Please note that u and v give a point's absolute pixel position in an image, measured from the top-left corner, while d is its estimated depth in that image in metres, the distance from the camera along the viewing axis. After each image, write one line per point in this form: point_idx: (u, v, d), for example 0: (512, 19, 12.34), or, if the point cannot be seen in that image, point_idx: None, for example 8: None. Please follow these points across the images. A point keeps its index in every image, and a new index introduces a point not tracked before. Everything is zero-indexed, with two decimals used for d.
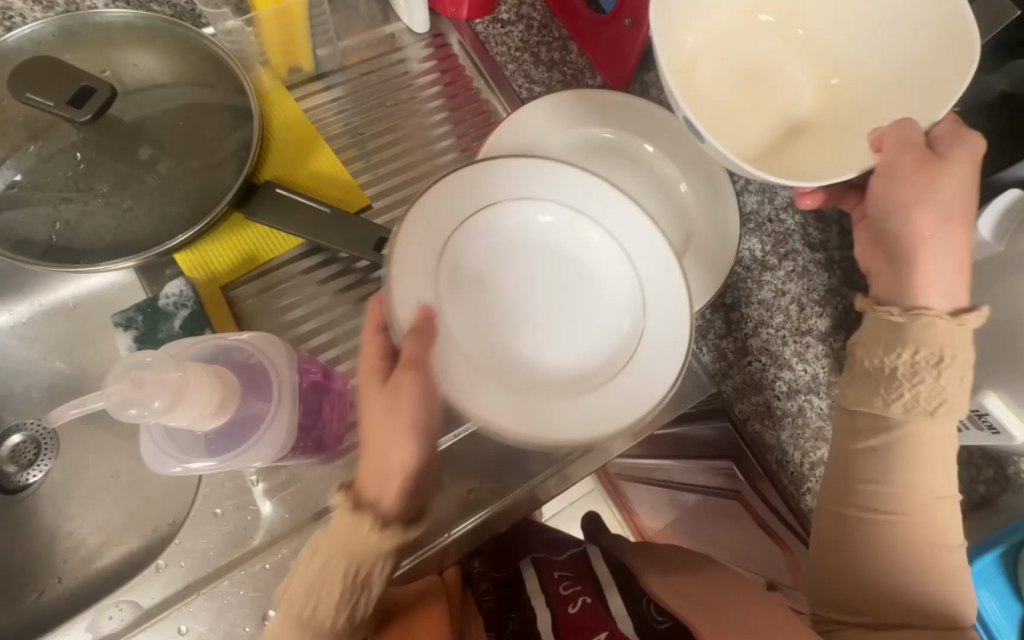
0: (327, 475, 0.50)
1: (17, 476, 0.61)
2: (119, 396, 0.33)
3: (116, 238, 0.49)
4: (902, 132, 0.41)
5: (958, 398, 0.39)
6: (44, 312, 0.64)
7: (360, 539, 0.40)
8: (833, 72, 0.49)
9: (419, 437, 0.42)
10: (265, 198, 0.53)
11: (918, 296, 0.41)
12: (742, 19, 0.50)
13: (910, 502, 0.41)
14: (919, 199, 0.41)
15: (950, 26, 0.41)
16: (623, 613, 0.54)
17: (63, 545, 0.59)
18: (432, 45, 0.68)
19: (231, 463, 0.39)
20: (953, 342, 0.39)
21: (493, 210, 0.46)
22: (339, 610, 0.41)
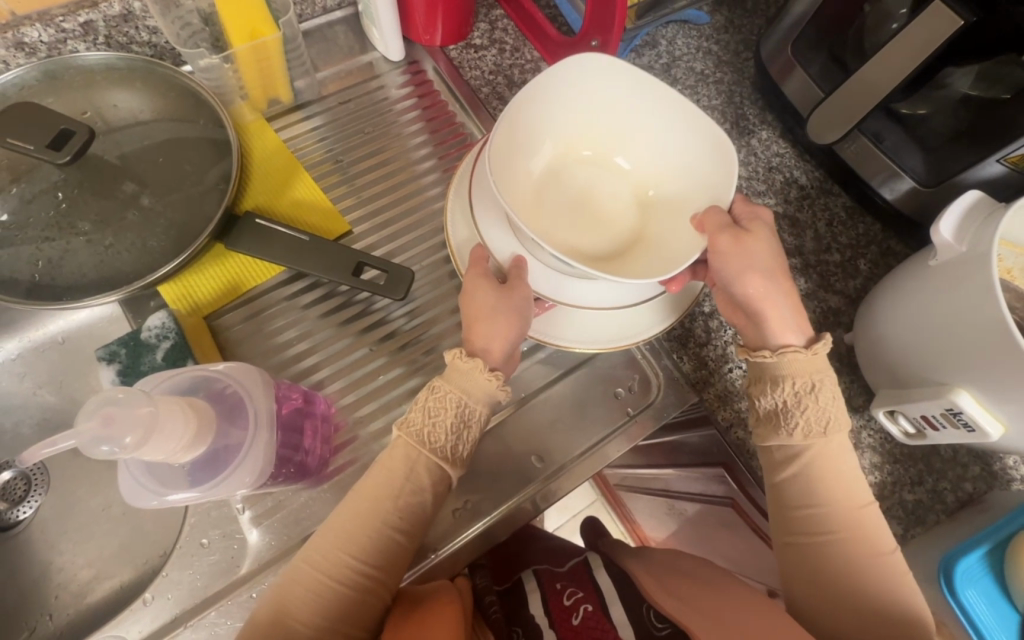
0: (313, 499, 0.50)
1: (7, 514, 0.61)
2: (90, 434, 0.33)
3: (99, 274, 0.50)
4: (717, 216, 0.49)
5: (838, 415, 0.46)
6: (33, 349, 0.65)
7: (473, 375, 0.46)
8: (647, 186, 0.55)
9: (521, 318, 0.49)
10: (245, 229, 0.54)
11: (775, 338, 0.48)
12: (563, 156, 0.55)
13: (839, 519, 0.44)
14: (754, 265, 0.49)
15: (713, 146, 0.50)
16: (623, 619, 0.49)
17: (54, 581, 0.59)
18: (408, 72, 0.70)
19: (210, 493, 0.39)
20: (814, 368, 0.47)
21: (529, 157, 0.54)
22: (450, 434, 0.46)
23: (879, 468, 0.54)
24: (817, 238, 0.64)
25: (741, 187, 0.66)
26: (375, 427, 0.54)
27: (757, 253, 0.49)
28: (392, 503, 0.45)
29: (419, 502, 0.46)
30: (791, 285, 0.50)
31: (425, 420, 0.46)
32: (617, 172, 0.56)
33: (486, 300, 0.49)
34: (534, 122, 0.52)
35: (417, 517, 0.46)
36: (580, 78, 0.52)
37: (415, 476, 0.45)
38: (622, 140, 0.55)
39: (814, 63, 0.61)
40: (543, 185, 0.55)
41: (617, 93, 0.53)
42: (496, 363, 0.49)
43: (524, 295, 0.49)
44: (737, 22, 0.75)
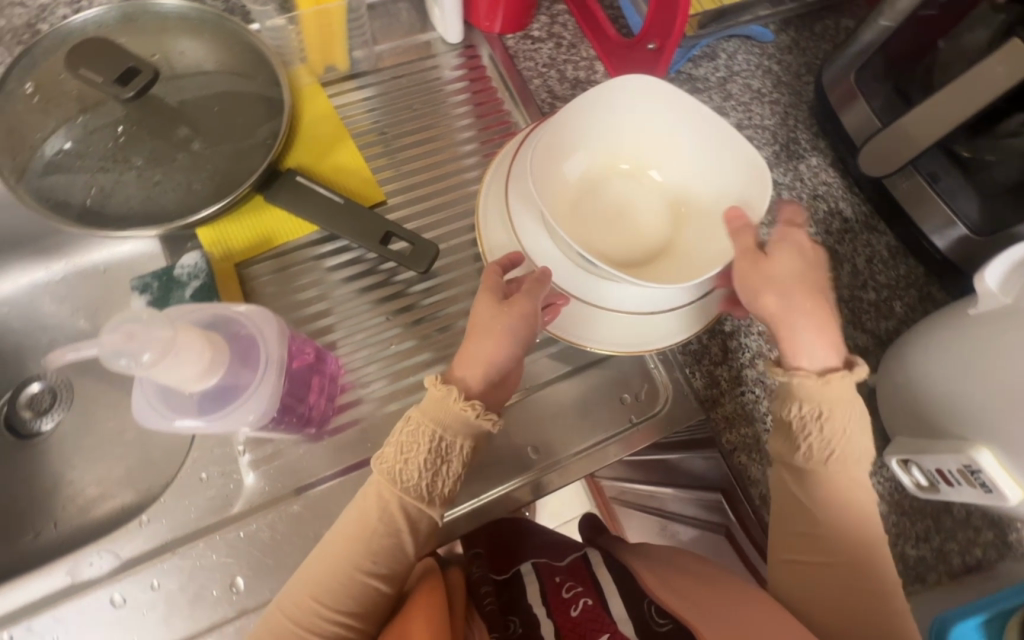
0: (311, 453, 0.52)
1: (31, 422, 0.66)
2: (112, 345, 0.35)
3: (145, 208, 0.53)
4: (742, 234, 0.47)
5: (848, 443, 0.45)
6: (76, 274, 0.69)
7: (449, 406, 0.44)
8: (681, 202, 0.55)
9: (512, 339, 0.48)
10: (285, 185, 0.55)
11: (792, 361, 0.46)
12: (602, 167, 0.55)
13: (841, 536, 0.45)
14: (782, 280, 0.47)
15: (750, 167, 0.49)
16: (624, 614, 0.50)
17: (63, 492, 0.63)
18: (464, 55, 0.71)
19: (215, 426, 0.41)
20: (835, 399, 0.44)
21: (568, 163, 0.54)
22: (424, 474, 0.44)
23: (883, 517, 0.52)
24: (854, 273, 0.62)
25: (781, 211, 0.65)
26: (380, 394, 0.55)
27: (789, 267, 0.47)
28: (364, 550, 0.45)
29: (398, 535, 0.45)
30: (824, 305, 0.47)
31: (397, 460, 0.44)
32: (652, 186, 0.56)
33: (484, 315, 0.49)
34: (576, 135, 0.53)
35: (393, 555, 0.45)
36: (621, 94, 0.51)
37: (388, 518, 0.45)
38: (660, 155, 0.55)
39: (877, 95, 0.60)
40: (579, 193, 0.55)
41: (657, 109, 0.52)
42: (474, 393, 0.47)
43: (520, 315, 0.48)
44: (802, 44, 0.73)
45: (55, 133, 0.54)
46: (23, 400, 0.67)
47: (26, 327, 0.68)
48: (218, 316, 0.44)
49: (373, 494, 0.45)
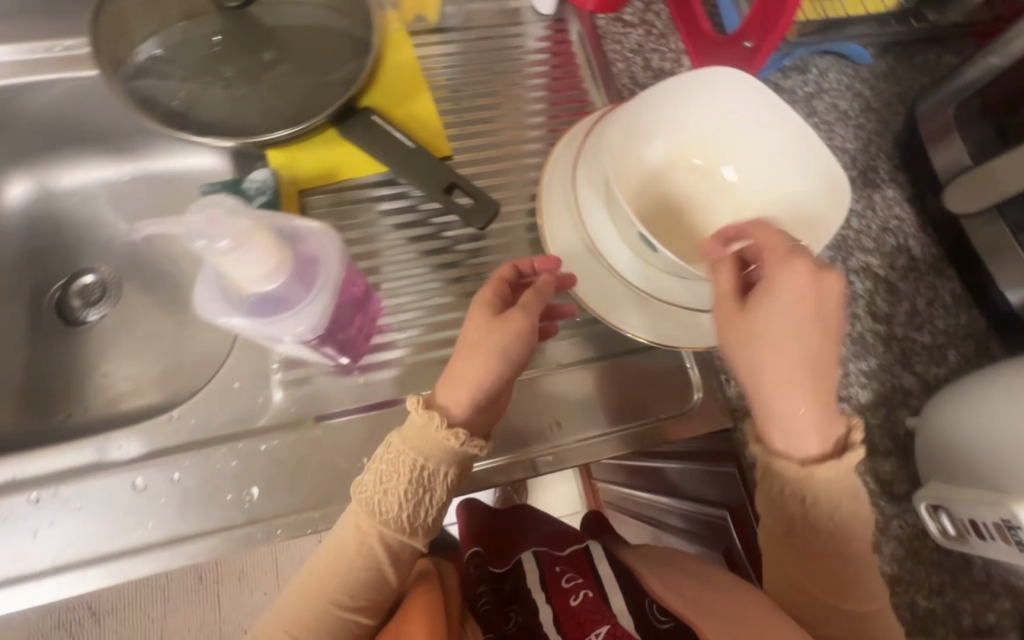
0: (339, 385, 0.53)
1: (79, 311, 0.69)
2: (194, 226, 0.37)
3: (226, 120, 0.55)
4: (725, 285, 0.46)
5: (847, 514, 0.45)
6: (142, 177, 0.71)
7: (428, 431, 0.45)
8: (748, 207, 0.54)
9: (502, 359, 0.46)
10: (360, 122, 0.56)
11: (784, 441, 0.45)
12: (674, 159, 0.55)
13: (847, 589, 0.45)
14: (765, 341, 0.44)
15: (828, 182, 0.48)
16: (624, 608, 0.54)
17: (97, 382, 0.65)
18: (551, 28, 0.70)
19: (265, 330, 0.42)
20: (827, 487, 0.44)
21: (643, 147, 0.53)
22: (405, 504, 0.45)
23: (898, 561, 0.50)
24: (912, 313, 0.59)
25: (847, 239, 0.62)
26: (413, 342, 0.55)
27: (775, 321, 0.43)
28: (341, 585, 0.47)
29: (373, 568, 0.46)
30: (813, 367, 0.43)
31: (377, 489, 0.46)
32: (721, 187, 0.55)
33: (478, 330, 0.47)
34: (654, 120, 0.52)
35: (372, 587, 0.47)
36: (709, 86, 0.51)
37: (367, 552, 0.46)
38: (735, 156, 0.54)
39: (972, 134, 0.57)
40: (648, 180, 0.54)
41: (743, 109, 0.51)
42: (457, 420, 0.46)
43: (515, 332, 0.47)
44: (899, 73, 0.70)
45: (145, 40, 0.56)
46: (75, 289, 0.69)
47: (90, 221, 0.71)
48: (292, 228, 0.43)
49: (350, 525, 0.46)
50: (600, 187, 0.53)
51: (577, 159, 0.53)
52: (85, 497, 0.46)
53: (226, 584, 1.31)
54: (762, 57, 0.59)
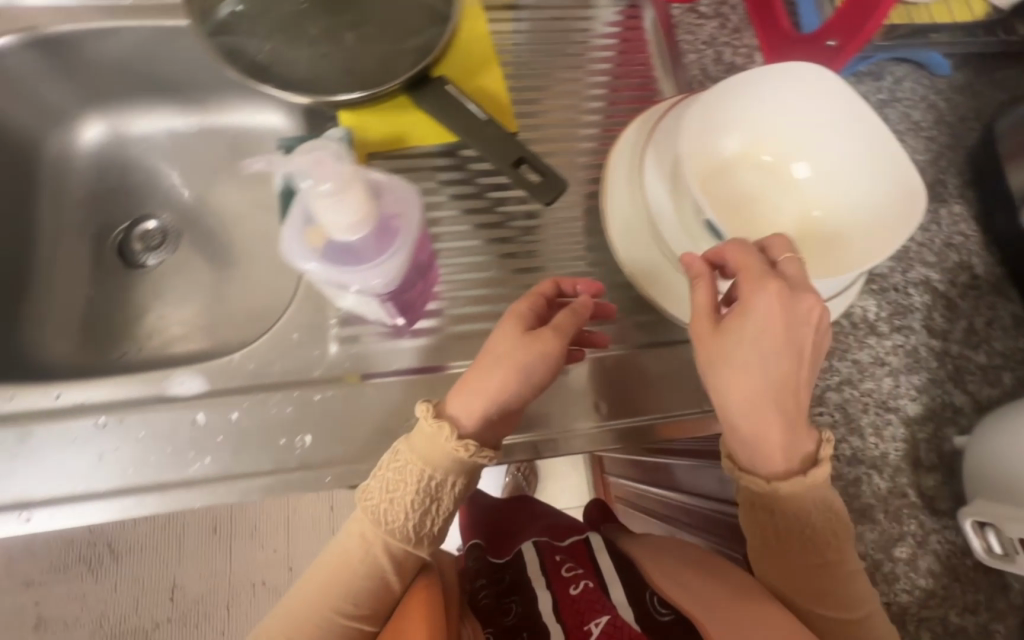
0: (390, 345, 0.53)
1: (139, 255, 0.71)
2: (301, 166, 0.38)
3: (305, 77, 0.56)
4: (705, 298, 0.45)
5: (818, 528, 0.47)
6: (208, 130, 0.73)
7: (437, 440, 0.46)
8: (816, 205, 0.53)
9: (520, 377, 0.47)
10: (433, 89, 0.57)
11: (754, 458, 0.46)
12: (745, 152, 0.54)
13: (836, 599, 0.47)
14: (737, 361, 0.43)
15: (905, 185, 0.47)
16: (625, 602, 0.58)
17: (152, 325, 0.67)
18: (624, 13, 0.70)
19: (339, 279, 0.41)
20: (795, 502, 0.46)
21: (716, 137, 0.53)
22: (411, 513, 0.47)
23: (933, 576, 0.50)
24: (970, 332, 0.58)
25: (908, 250, 0.61)
26: (466, 312, 0.56)
27: (749, 345, 0.43)
28: (343, 593, 0.48)
29: (378, 575, 0.48)
30: (784, 392, 0.43)
31: (384, 497, 0.47)
32: (790, 184, 0.54)
33: (504, 343, 0.47)
34: (730, 111, 0.52)
35: (374, 596, 0.48)
36: (789, 81, 0.50)
37: (370, 560, 0.48)
38: (808, 154, 0.53)
39: None
40: (718, 170, 0.53)
41: (821, 107, 0.51)
42: (469, 433, 0.47)
43: (543, 354, 0.47)
44: (977, 87, 0.68)
45: None
46: (137, 234, 0.72)
47: (155, 169, 0.73)
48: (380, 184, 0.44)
49: (357, 535, 0.48)
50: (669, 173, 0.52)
51: (648, 144, 0.54)
52: (144, 427, 0.48)
53: (239, 538, 1.36)
54: (846, 57, 0.58)
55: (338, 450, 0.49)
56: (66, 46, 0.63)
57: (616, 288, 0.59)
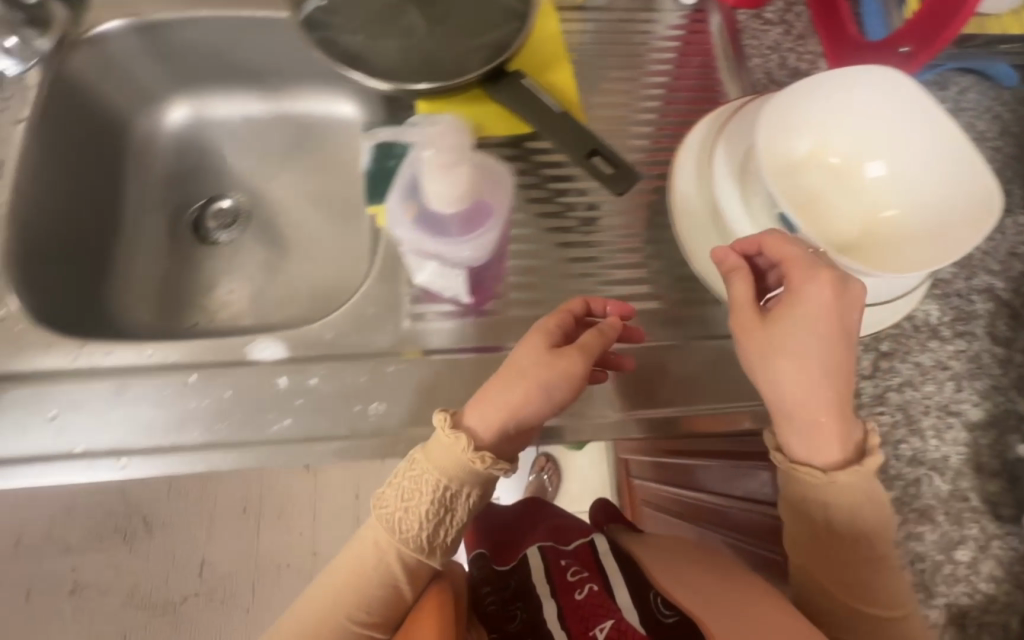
0: (458, 323, 0.55)
1: (213, 231, 0.74)
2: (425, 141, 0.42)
3: (389, 68, 0.61)
4: (744, 291, 0.48)
5: (870, 527, 0.48)
6: (282, 116, 0.77)
7: (452, 451, 0.47)
8: (887, 205, 0.53)
9: (545, 393, 0.48)
10: (511, 82, 0.60)
11: (801, 448, 0.48)
12: (816, 150, 0.55)
13: (871, 595, 0.48)
14: (783, 352, 0.46)
15: (981, 188, 0.48)
16: (628, 603, 0.58)
17: (223, 298, 0.71)
18: (689, 17, 0.72)
19: (429, 249, 0.44)
20: (848, 497, 0.47)
21: (789, 132, 0.53)
22: (425, 523, 0.49)
23: (994, 581, 0.49)
24: None
25: (972, 257, 0.61)
26: (531, 295, 0.58)
27: (800, 336, 0.45)
28: (358, 603, 0.51)
29: (390, 583, 0.51)
30: (836, 377, 0.46)
31: (398, 507, 0.49)
32: (859, 183, 0.54)
33: (527, 358, 0.49)
34: (806, 108, 0.53)
35: (388, 602, 0.51)
36: (865, 83, 0.52)
37: (382, 567, 0.51)
38: (880, 156, 0.53)
39: None
40: (789, 165, 0.54)
41: (895, 110, 0.52)
42: (484, 444, 0.48)
43: (565, 373, 0.48)
44: None
45: None
46: (211, 211, 0.75)
47: (231, 150, 0.77)
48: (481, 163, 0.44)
49: (370, 543, 0.51)
50: (739, 165, 0.54)
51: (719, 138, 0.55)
52: (227, 386, 0.51)
53: (268, 518, 1.39)
54: (919, 62, 0.59)
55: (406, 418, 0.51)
56: (164, 32, 0.67)
57: (675, 280, 0.60)
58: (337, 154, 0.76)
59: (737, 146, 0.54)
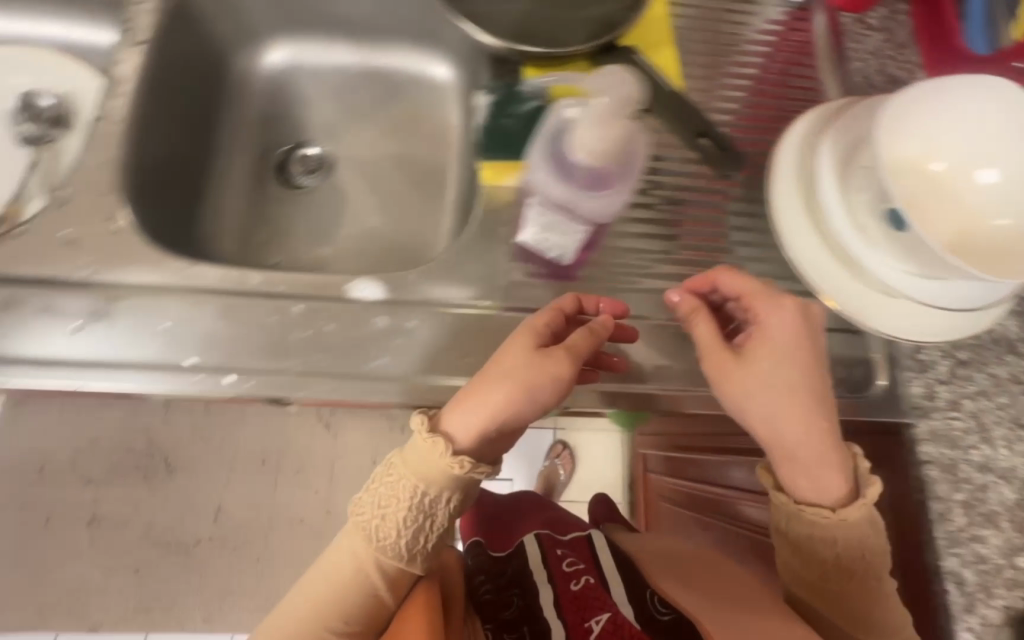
0: (549, 286, 0.57)
1: (298, 176, 0.76)
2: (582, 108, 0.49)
3: (503, 30, 0.63)
4: (708, 329, 0.52)
5: (873, 555, 0.50)
6: (375, 71, 0.78)
7: (431, 453, 0.48)
8: (1001, 210, 0.51)
9: (528, 397, 0.48)
10: (623, 57, 0.61)
11: (800, 486, 0.50)
12: (932, 146, 0.53)
13: (869, 615, 0.51)
14: (753, 387, 0.49)
15: None
16: (622, 596, 0.69)
17: (304, 243, 0.72)
18: (792, 14, 0.72)
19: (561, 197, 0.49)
20: (857, 525, 0.49)
21: (906, 126, 0.52)
22: (405, 528, 0.50)
23: None
24: None
25: None
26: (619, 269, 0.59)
27: (777, 364, 0.49)
28: (335, 614, 0.51)
29: (369, 592, 0.51)
30: (816, 405, 0.49)
31: (378, 513, 0.51)
32: (974, 185, 0.52)
33: (512, 362, 0.49)
34: (922, 106, 0.53)
35: (367, 610, 0.51)
36: (982, 93, 0.52)
37: (363, 574, 0.51)
38: (997, 161, 0.52)
39: None
40: (902, 158, 0.52)
41: (1012, 120, 0.52)
42: (462, 449, 0.48)
43: (548, 376, 0.49)
44: None
45: None
46: (297, 157, 0.77)
47: (320, 98, 0.78)
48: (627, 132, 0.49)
49: (349, 551, 0.51)
50: (845, 158, 0.54)
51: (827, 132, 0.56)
52: (329, 319, 0.53)
53: None
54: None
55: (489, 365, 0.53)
56: None
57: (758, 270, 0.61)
58: (426, 116, 0.77)
59: (844, 140, 0.55)
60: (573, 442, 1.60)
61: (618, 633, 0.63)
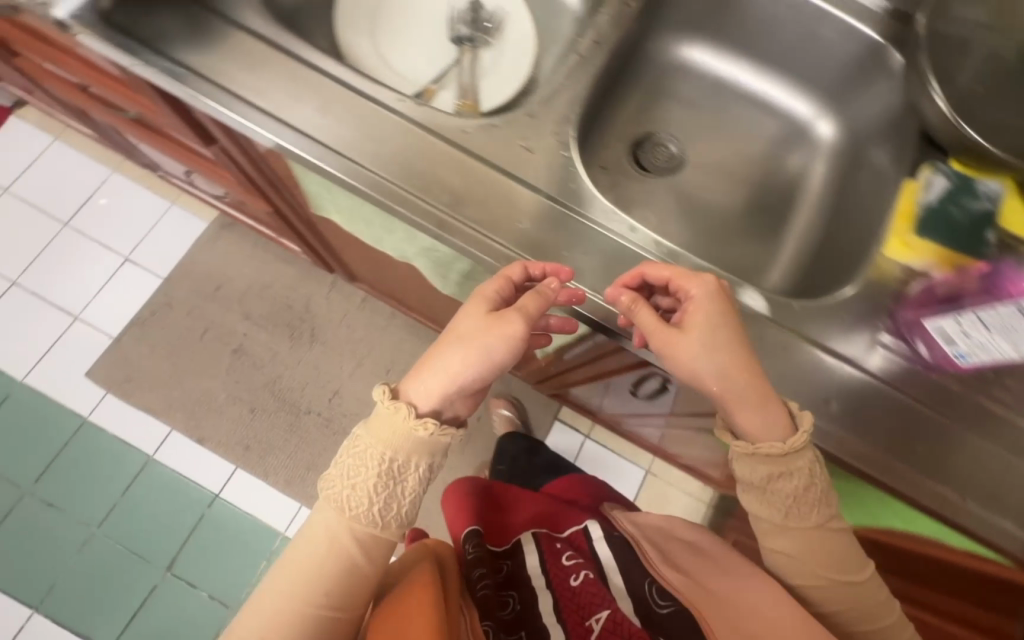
0: (900, 365, 0.59)
1: (649, 162, 0.80)
2: None
3: (965, 113, 0.62)
4: (645, 310, 0.55)
5: (820, 481, 0.57)
6: (766, 99, 0.81)
7: (399, 419, 0.57)
8: None
9: (492, 353, 0.56)
10: None
11: (756, 436, 0.56)
12: None
13: (841, 558, 0.59)
14: (682, 356, 0.55)
15: None
16: (625, 592, 0.70)
17: (639, 220, 0.76)
18: None
19: None
20: (797, 463, 0.56)
21: None
22: (380, 494, 0.58)
23: None
24: None
25: None
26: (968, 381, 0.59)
27: (712, 330, 0.55)
28: (318, 585, 0.58)
29: (349, 563, 0.58)
30: (744, 361, 0.55)
31: (348, 485, 0.58)
32: None
33: (471, 325, 0.57)
34: None
35: (349, 577, 0.58)
36: None
37: (347, 542, 0.58)
38: None
39: None
40: None
41: None
42: (426, 411, 0.58)
43: (505, 334, 0.56)
44: None
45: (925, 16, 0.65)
46: (652, 144, 0.81)
47: (698, 101, 0.82)
48: None
49: (327, 523, 0.58)
50: None
51: None
52: None
53: None
54: None
55: (802, 403, 0.58)
56: None
57: None
58: (791, 155, 0.80)
59: None
60: (665, 491, 1.56)
61: (619, 633, 0.64)
